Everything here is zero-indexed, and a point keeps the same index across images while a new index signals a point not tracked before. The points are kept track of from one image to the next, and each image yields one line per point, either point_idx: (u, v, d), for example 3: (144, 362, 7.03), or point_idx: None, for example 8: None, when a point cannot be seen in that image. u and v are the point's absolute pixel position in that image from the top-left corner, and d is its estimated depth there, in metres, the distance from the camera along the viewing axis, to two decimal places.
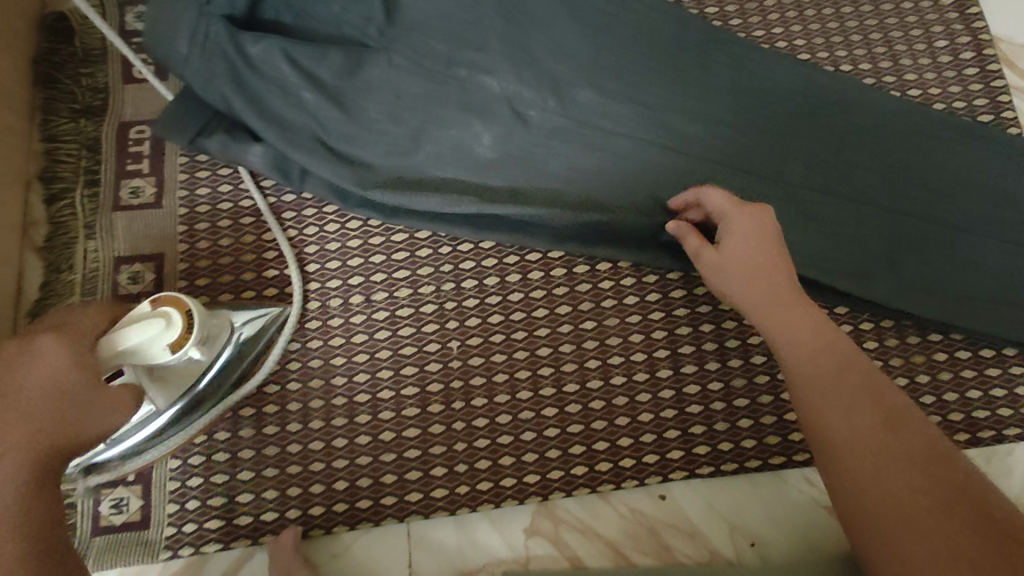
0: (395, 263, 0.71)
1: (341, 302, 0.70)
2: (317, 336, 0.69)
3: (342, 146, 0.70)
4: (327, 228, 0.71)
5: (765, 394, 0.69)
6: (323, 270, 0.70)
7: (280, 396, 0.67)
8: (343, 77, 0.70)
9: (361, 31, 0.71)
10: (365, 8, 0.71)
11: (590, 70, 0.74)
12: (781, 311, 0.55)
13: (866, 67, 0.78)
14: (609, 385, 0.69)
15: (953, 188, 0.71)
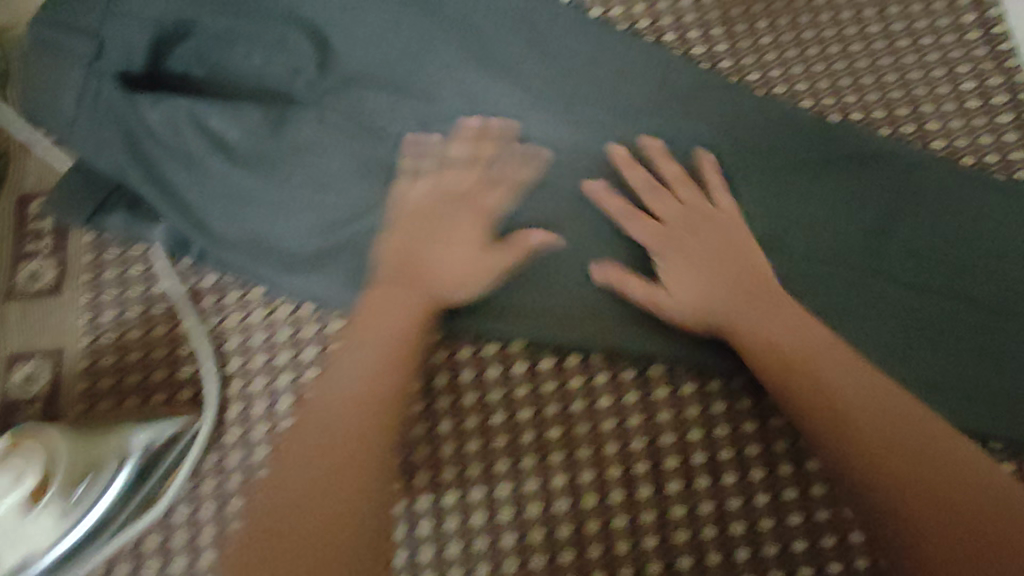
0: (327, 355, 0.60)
1: (266, 406, 0.59)
2: (235, 448, 0.58)
3: (259, 218, 0.60)
4: (252, 318, 0.61)
5: (767, 519, 0.55)
6: (245, 367, 0.60)
7: (188, 524, 0.56)
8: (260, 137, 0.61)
9: (288, 86, 0.63)
10: (292, 60, 0.63)
11: (557, 123, 0.64)
12: (783, 314, 0.53)
13: (881, 115, 0.67)
14: (578, 508, 0.56)
15: (986, 259, 0.60)
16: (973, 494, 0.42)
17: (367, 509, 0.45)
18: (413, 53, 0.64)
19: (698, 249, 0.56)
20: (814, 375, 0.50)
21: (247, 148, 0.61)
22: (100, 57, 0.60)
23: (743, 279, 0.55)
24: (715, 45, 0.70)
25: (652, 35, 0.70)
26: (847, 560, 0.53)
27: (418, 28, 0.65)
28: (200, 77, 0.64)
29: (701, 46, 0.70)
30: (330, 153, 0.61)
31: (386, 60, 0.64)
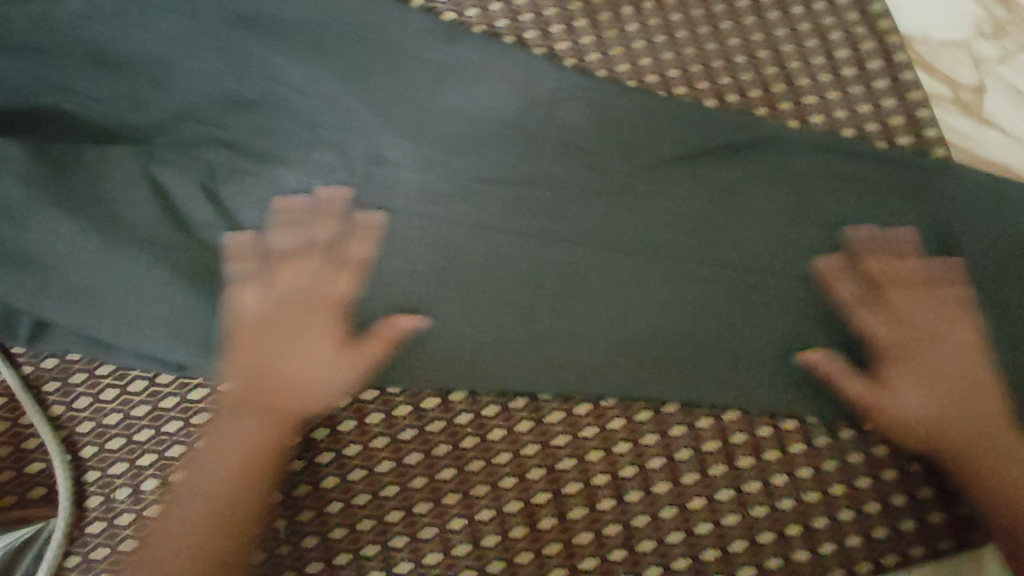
0: (196, 428, 0.55)
1: (131, 492, 0.54)
2: (101, 544, 0.54)
3: (77, 279, 0.54)
4: (103, 398, 0.56)
5: (674, 531, 0.56)
6: (102, 453, 0.55)
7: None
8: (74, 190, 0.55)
9: (110, 131, 0.59)
10: (108, 104, 0.59)
11: (417, 145, 0.59)
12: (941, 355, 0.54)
13: (757, 95, 0.64)
14: (481, 548, 0.55)
15: (870, 237, 0.59)
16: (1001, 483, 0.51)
17: (234, 548, 0.47)
18: (245, 80, 0.59)
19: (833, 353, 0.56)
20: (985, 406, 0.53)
21: (49, 206, 0.54)
22: None
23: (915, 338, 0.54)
24: (581, 36, 0.65)
25: (512, 33, 0.65)
26: (753, 558, 0.56)
27: (243, 49, 0.59)
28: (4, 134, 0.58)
29: (566, 40, 0.65)
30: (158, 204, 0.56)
31: (214, 91, 0.59)
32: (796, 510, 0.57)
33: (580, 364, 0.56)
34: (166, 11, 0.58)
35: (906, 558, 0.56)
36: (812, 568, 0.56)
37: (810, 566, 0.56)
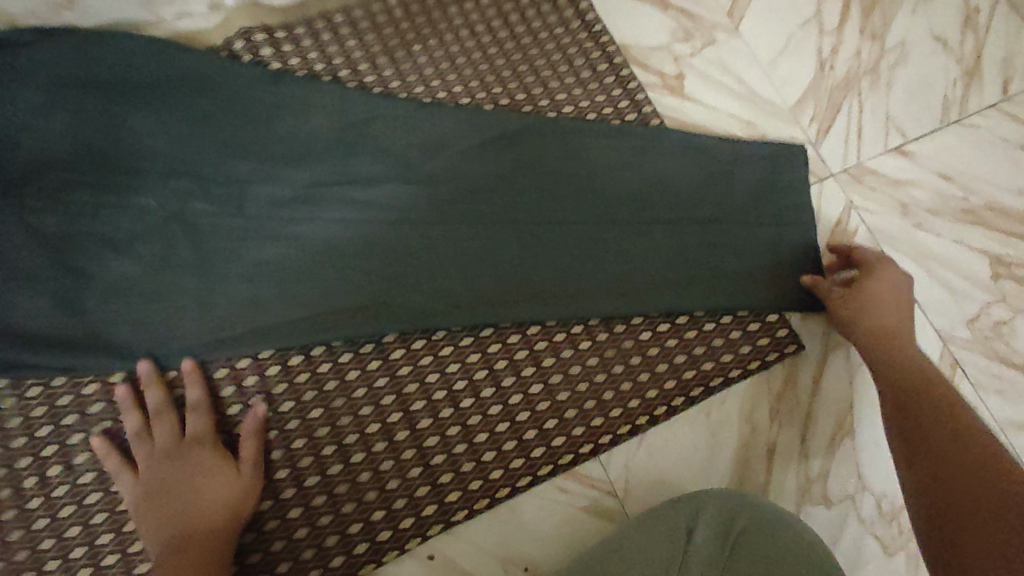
0: (92, 418, 0.68)
1: (38, 480, 0.66)
2: (17, 526, 0.64)
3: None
4: (4, 406, 0.67)
5: (501, 422, 0.72)
6: (6, 452, 0.66)
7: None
8: None
9: None
10: None
11: (259, 163, 0.74)
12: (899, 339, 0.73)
13: (522, 97, 0.86)
14: (349, 465, 0.69)
15: (611, 185, 0.80)
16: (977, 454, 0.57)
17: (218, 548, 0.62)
18: (104, 135, 0.71)
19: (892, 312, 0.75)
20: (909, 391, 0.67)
21: None
22: None
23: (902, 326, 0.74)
24: (383, 70, 0.84)
25: (328, 73, 0.82)
26: (564, 431, 0.72)
27: (100, 111, 0.71)
28: None
29: (372, 73, 0.83)
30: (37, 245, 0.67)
31: (75, 146, 0.70)
32: (592, 390, 0.74)
33: (410, 309, 0.71)
34: (29, 89, 0.70)
35: (674, 409, 0.75)
36: (609, 430, 0.73)
37: (608, 428, 0.73)
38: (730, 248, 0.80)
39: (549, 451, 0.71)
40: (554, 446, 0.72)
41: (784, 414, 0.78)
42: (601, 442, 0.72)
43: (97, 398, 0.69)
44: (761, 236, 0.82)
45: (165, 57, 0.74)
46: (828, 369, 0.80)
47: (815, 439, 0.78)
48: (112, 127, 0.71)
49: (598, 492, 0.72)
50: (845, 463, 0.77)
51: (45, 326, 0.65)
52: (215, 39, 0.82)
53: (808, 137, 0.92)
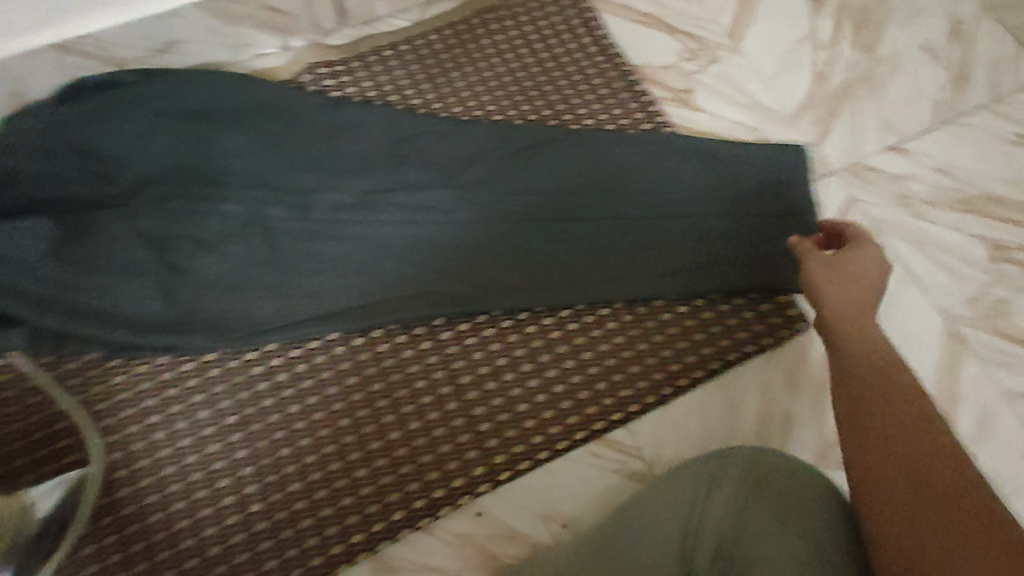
0: (189, 390, 0.77)
1: (145, 443, 0.75)
2: (127, 484, 0.73)
3: (94, 303, 0.76)
4: (117, 381, 0.77)
5: (539, 393, 0.80)
6: (120, 421, 0.76)
7: (99, 554, 0.70)
8: (85, 241, 0.78)
9: (102, 195, 0.81)
10: (101, 177, 0.81)
11: (325, 174, 0.86)
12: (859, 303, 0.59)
13: (548, 113, 0.97)
14: (406, 432, 0.77)
15: (631, 184, 0.91)
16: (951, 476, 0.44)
17: None
18: (199, 155, 0.84)
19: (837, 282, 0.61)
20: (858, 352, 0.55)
21: (71, 256, 0.77)
22: None
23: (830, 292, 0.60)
24: (426, 94, 0.97)
25: (380, 99, 0.95)
26: (596, 401, 0.80)
27: (195, 134, 0.85)
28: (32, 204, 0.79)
29: (417, 98, 0.96)
30: (144, 245, 0.79)
31: (175, 164, 0.84)
32: (619, 364, 0.82)
33: (456, 295, 0.82)
34: (140, 118, 0.84)
35: (696, 382, 0.82)
36: (636, 400, 0.81)
37: (635, 398, 0.81)
38: (742, 236, 0.88)
39: (583, 419, 0.79)
40: (587, 415, 0.79)
41: (799, 387, 0.85)
42: (630, 411, 0.80)
43: (192, 374, 0.78)
44: (773, 222, 0.89)
45: (247, 90, 0.88)
46: None
47: (830, 409, 0.84)
48: (205, 148, 0.84)
49: (629, 457, 0.79)
50: None
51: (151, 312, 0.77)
52: (285, 74, 0.96)
53: (810, 140, 1.01)
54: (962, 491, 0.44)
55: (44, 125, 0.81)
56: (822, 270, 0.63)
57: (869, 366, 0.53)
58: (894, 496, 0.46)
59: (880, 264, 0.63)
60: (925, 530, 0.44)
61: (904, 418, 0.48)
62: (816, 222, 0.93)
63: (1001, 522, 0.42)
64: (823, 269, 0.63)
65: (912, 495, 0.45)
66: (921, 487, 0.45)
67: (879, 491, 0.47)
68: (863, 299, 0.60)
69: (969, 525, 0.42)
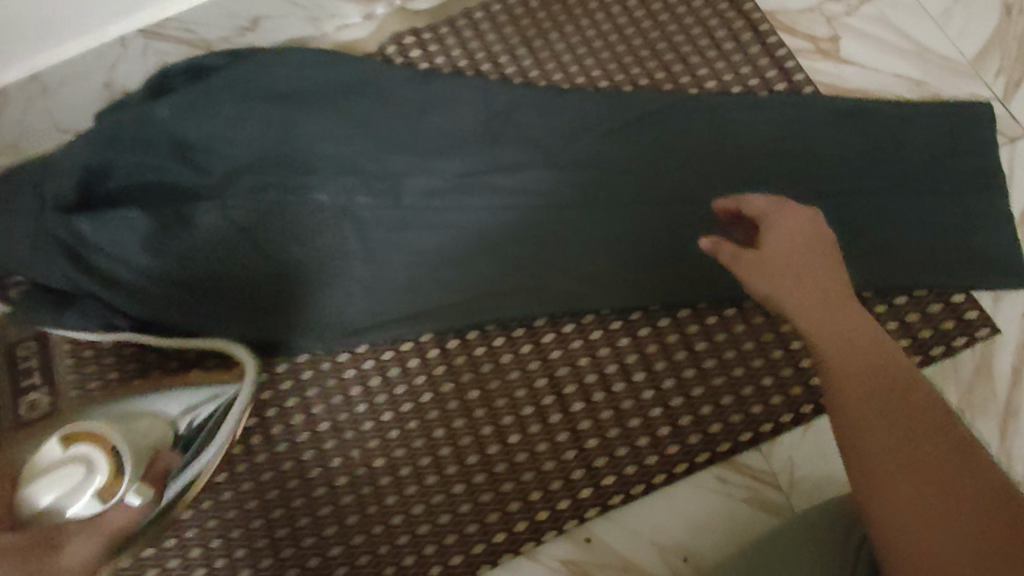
0: (283, 393, 0.75)
1: (242, 447, 0.72)
2: (226, 487, 0.71)
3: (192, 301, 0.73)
4: None
5: (654, 406, 0.71)
6: None
7: (205, 557, 0.69)
8: (174, 232, 0.73)
9: (192, 184, 0.77)
10: (189, 163, 0.77)
11: (414, 158, 0.79)
12: (823, 310, 0.52)
13: (662, 76, 0.84)
14: (506, 445, 0.71)
15: (763, 160, 0.77)
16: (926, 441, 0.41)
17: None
18: (284, 140, 0.79)
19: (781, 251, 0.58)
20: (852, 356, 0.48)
21: (160, 248, 0.73)
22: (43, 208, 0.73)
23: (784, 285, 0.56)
24: (522, 61, 0.86)
25: (471, 69, 0.85)
26: (721, 418, 0.70)
27: (281, 117, 0.79)
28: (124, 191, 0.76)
29: (511, 65, 0.86)
30: (235, 237, 0.74)
31: (261, 151, 0.78)
32: (749, 375, 0.71)
33: (560, 294, 0.74)
34: (224, 100, 0.78)
35: None
36: (770, 418, 0.70)
37: (767, 415, 0.70)
38: (905, 221, 0.73)
39: (705, 438, 0.69)
40: (711, 433, 0.69)
41: (976, 407, 0.73)
42: (761, 431, 0.69)
43: (286, 376, 0.75)
44: (942, 206, 0.74)
45: (332, 66, 0.81)
46: None
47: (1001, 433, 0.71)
48: (290, 132, 0.79)
49: (759, 484, 0.69)
50: None
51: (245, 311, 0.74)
52: (369, 47, 0.88)
53: (995, 94, 0.81)
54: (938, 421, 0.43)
55: (132, 112, 0.77)
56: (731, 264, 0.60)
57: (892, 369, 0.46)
58: (902, 465, 0.41)
59: (801, 213, 0.61)
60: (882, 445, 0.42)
61: (894, 440, 0.42)
62: (1005, 199, 0.75)
63: (958, 439, 0.42)
64: (731, 262, 0.60)
65: (894, 447, 0.42)
66: (893, 400, 0.44)
67: (863, 433, 0.43)
68: (760, 262, 0.59)
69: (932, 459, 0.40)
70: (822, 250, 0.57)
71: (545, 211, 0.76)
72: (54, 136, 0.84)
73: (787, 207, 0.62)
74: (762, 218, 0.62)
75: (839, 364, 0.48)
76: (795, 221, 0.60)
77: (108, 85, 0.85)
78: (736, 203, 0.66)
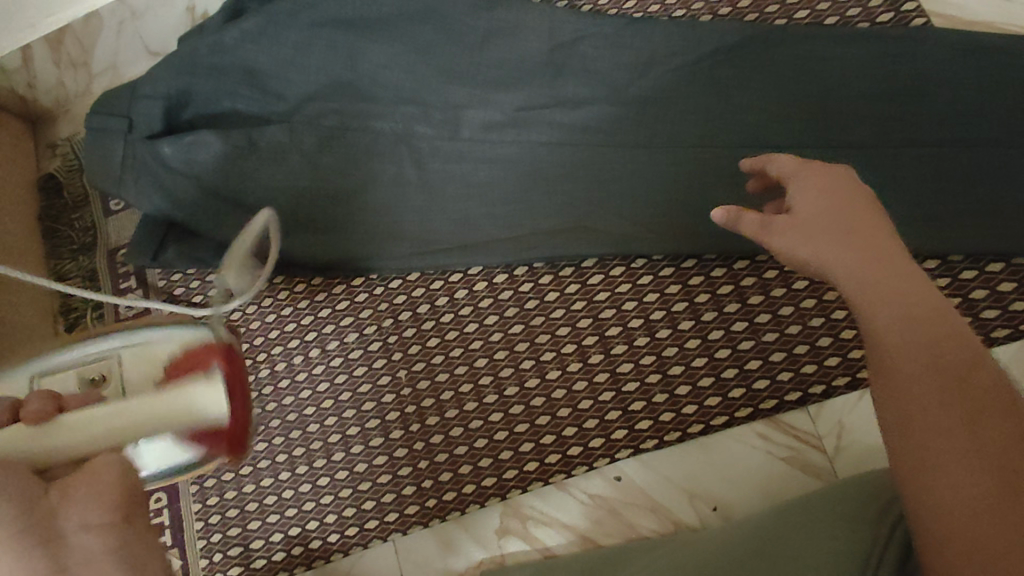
0: (340, 311, 0.79)
1: (303, 357, 0.78)
2: (288, 393, 0.78)
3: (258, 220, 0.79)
4: (279, 298, 0.81)
5: (698, 357, 0.69)
6: (283, 335, 0.79)
7: (268, 452, 0.76)
8: (248, 156, 0.79)
9: (264, 109, 0.81)
10: (260, 86, 0.81)
11: (475, 86, 0.78)
12: (839, 253, 0.50)
13: (745, 5, 0.77)
14: (545, 380, 0.72)
15: (853, 99, 0.70)
16: (944, 381, 0.41)
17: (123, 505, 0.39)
18: (350, 65, 0.80)
19: (810, 209, 0.55)
20: (879, 297, 0.46)
21: (235, 171, 0.79)
22: (132, 130, 0.79)
23: (805, 246, 0.53)
24: None
25: None
26: (768, 374, 0.67)
27: (347, 44, 0.80)
28: (204, 115, 0.81)
29: None
30: (300, 162, 0.79)
31: (327, 77, 0.80)
32: (804, 333, 0.68)
33: (613, 235, 0.72)
34: (295, 23, 0.80)
35: None
36: (822, 380, 0.66)
37: (819, 376, 0.67)
38: (1014, 177, 0.65)
39: (749, 393, 0.67)
40: (757, 389, 0.67)
41: None
42: (811, 392, 0.66)
43: (342, 296, 0.80)
44: None
45: None
46: None
47: None
48: (355, 56, 0.79)
49: (803, 445, 0.67)
50: None
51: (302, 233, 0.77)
52: None
53: None
54: (965, 363, 0.41)
55: (208, 39, 0.80)
56: (761, 233, 0.57)
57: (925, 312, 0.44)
58: (919, 402, 0.41)
59: (833, 171, 0.57)
60: (905, 385, 0.42)
61: (918, 377, 0.42)
62: None
63: None
64: (762, 231, 0.57)
65: (956, 431, 0.39)
66: (949, 376, 0.41)
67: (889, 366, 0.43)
68: (794, 224, 0.55)
69: (950, 404, 0.40)
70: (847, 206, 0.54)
71: (606, 147, 0.73)
72: (144, 57, 0.93)
73: (812, 167, 0.58)
74: (787, 177, 0.59)
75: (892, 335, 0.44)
76: (821, 175, 0.56)
77: (190, 9, 0.90)
78: (765, 162, 0.63)
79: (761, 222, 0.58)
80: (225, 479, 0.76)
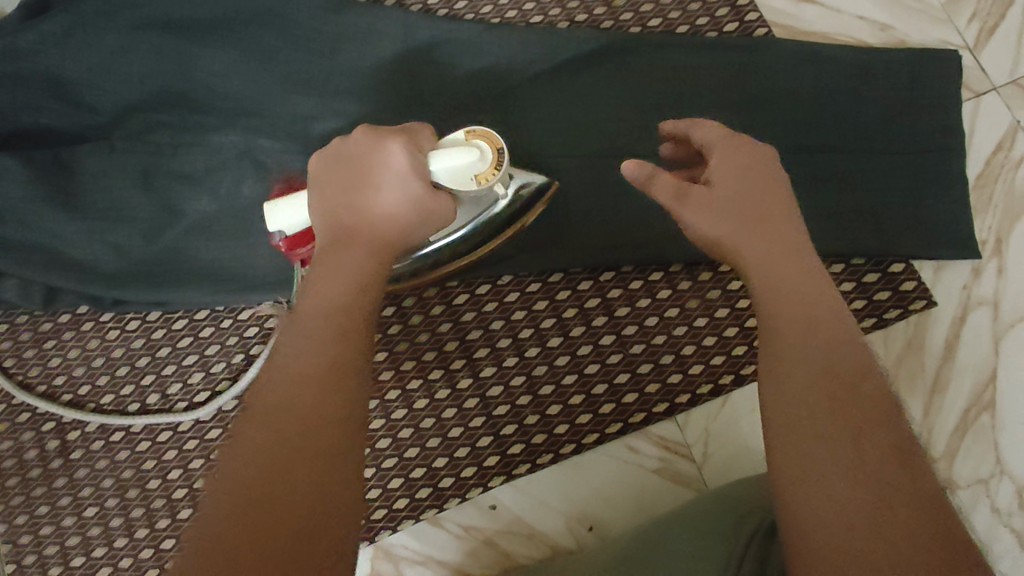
0: (204, 340, 0.74)
1: (160, 397, 0.73)
2: (145, 437, 0.73)
3: (74, 253, 0.70)
4: (129, 327, 0.74)
5: (569, 374, 0.68)
6: (135, 369, 0.73)
7: (120, 507, 0.71)
8: (58, 179, 0.69)
9: (77, 123, 0.71)
10: (69, 98, 0.70)
11: (324, 96, 0.72)
12: (754, 238, 0.48)
13: (601, 12, 0.77)
14: (414, 410, 0.68)
15: (704, 107, 0.71)
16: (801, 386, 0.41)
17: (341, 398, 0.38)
18: (177, 74, 0.71)
19: (733, 178, 0.51)
20: (765, 294, 0.46)
21: (37, 197, 0.68)
22: None
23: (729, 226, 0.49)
24: None
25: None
26: (637, 387, 0.67)
27: (172, 51, 0.70)
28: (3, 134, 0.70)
29: None
30: (123, 183, 0.70)
31: (152, 88, 0.71)
32: (669, 343, 0.68)
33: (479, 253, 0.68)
34: (105, 29, 0.70)
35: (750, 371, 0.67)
36: (687, 388, 0.67)
37: (685, 386, 0.67)
38: (849, 181, 0.69)
39: (619, 408, 0.67)
40: (626, 403, 0.67)
41: (902, 381, 0.70)
42: (678, 402, 0.67)
43: (207, 323, 0.74)
44: (889, 167, 0.69)
45: None
46: (966, 331, 0.71)
47: (924, 406, 0.70)
48: (182, 64, 0.71)
49: (673, 455, 0.68)
50: (960, 424, 0.69)
51: (129, 261, 0.70)
52: None
53: (965, 41, 0.75)
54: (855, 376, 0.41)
55: None
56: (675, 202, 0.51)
57: (798, 318, 0.44)
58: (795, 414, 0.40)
59: (750, 147, 0.54)
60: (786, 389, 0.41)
61: (797, 377, 0.41)
62: (960, 158, 0.69)
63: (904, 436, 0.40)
64: (675, 200, 0.51)
65: (818, 442, 0.39)
66: (836, 385, 0.41)
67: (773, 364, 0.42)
68: (715, 198, 0.51)
69: (821, 417, 0.40)
70: (762, 185, 0.51)
71: None
72: None
73: (736, 141, 0.54)
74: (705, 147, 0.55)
75: (788, 334, 0.43)
76: (743, 149, 0.53)
77: None
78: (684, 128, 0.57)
79: (672, 195, 0.52)
80: (71, 543, 0.71)
